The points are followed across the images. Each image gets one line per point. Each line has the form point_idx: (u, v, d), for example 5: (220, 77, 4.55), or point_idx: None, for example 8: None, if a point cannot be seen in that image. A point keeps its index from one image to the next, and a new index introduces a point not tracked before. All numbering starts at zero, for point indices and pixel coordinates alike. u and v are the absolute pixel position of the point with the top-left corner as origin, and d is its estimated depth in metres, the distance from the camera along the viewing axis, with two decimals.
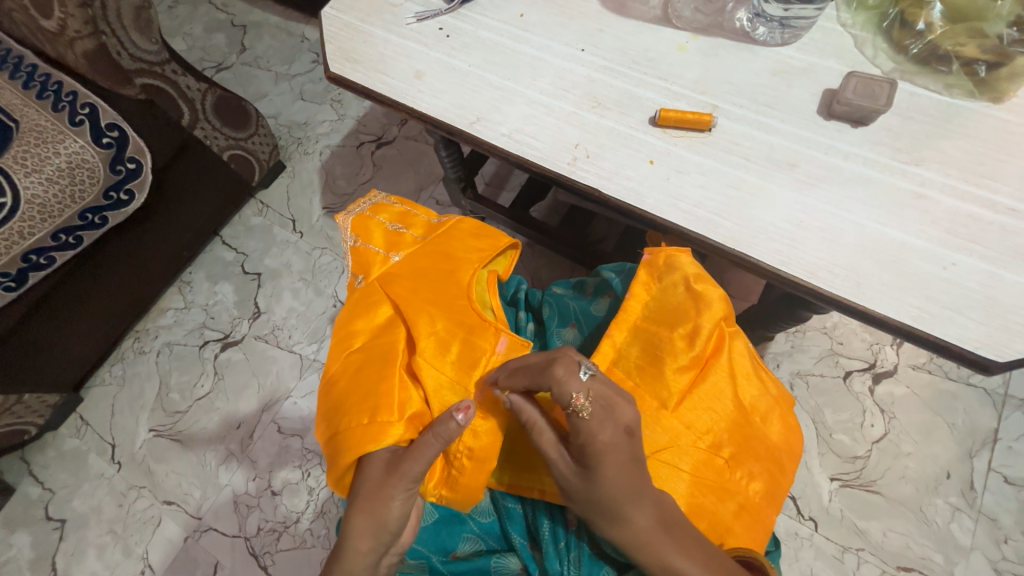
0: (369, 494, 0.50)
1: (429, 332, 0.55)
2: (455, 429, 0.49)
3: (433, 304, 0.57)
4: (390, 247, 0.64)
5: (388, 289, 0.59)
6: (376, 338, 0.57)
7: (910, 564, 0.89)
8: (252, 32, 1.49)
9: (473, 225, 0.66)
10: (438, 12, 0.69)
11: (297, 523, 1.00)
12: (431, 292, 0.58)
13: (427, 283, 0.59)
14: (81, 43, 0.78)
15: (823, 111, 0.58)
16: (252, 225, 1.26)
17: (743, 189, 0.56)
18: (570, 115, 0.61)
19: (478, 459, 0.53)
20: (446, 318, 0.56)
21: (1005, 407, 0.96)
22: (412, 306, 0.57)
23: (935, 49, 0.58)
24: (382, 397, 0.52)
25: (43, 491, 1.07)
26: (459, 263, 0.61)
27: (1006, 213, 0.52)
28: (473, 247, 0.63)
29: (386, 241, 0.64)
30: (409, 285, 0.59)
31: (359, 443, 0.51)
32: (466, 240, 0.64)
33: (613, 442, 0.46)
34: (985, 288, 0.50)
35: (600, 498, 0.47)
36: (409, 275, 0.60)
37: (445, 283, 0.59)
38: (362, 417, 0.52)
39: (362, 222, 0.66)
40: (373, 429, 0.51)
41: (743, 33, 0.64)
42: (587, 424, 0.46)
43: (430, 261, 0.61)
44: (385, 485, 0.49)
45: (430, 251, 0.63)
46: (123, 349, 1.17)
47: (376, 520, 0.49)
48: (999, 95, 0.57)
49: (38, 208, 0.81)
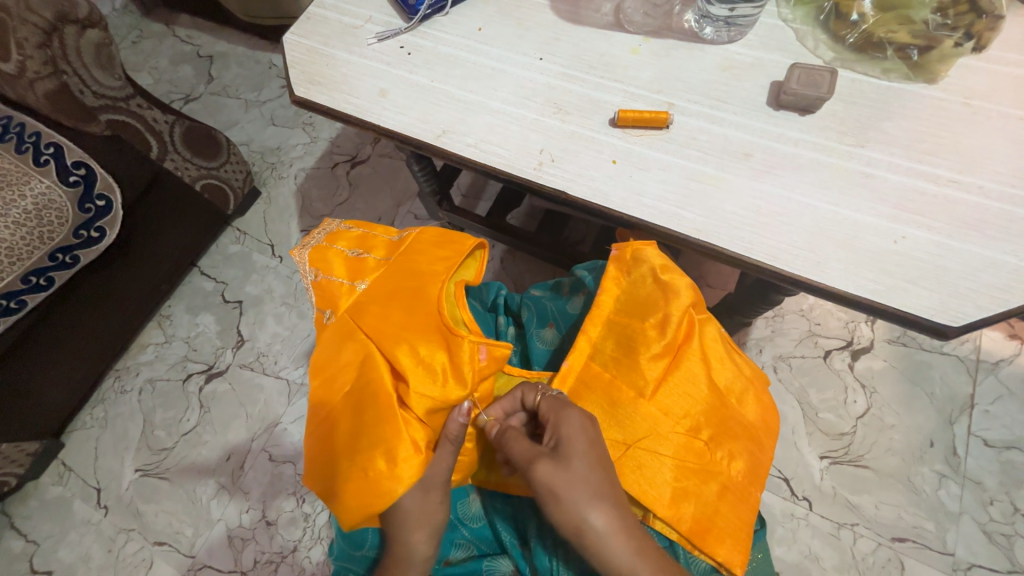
0: (417, 516, 0.53)
1: (415, 357, 0.55)
2: (457, 427, 0.55)
3: (412, 328, 0.57)
4: (354, 275, 0.64)
5: (361, 322, 0.59)
6: (365, 375, 0.56)
7: (903, 534, 0.90)
8: (219, 62, 1.49)
9: (435, 235, 0.67)
10: (398, 31, 0.70)
11: (295, 552, 0.98)
12: (405, 316, 0.58)
13: (398, 306, 0.59)
14: (41, 84, 0.79)
15: (772, 102, 0.61)
16: (230, 253, 1.25)
17: (704, 181, 0.58)
18: (533, 121, 0.63)
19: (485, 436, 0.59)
20: (427, 339, 0.56)
21: (979, 372, 0.99)
22: (391, 336, 0.57)
23: (869, 37, 0.61)
24: (392, 434, 0.52)
25: (27, 543, 1.03)
26: (426, 278, 0.61)
27: (948, 184, 0.55)
28: (437, 258, 0.64)
29: (349, 268, 0.65)
30: (383, 314, 0.59)
31: (384, 482, 0.52)
32: (429, 251, 0.65)
33: (578, 426, 0.51)
34: (936, 258, 0.52)
35: (570, 485, 0.48)
36: (380, 301, 0.60)
37: (416, 302, 0.59)
38: (379, 457, 0.52)
39: (319, 254, 0.66)
40: (396, 466, 0.52)
41: (692, 33, 0.66)
42: (554, 410, 0.52)
43: (397, 282, 0.62)
44: (426, 501, 0.53)
45: (396, 272, 0.63)
46: (105, 389, 1.15)
47: (430, 529, 0.53)
48: (933, 76, 0.60)
49: (5, 252, 0.79)
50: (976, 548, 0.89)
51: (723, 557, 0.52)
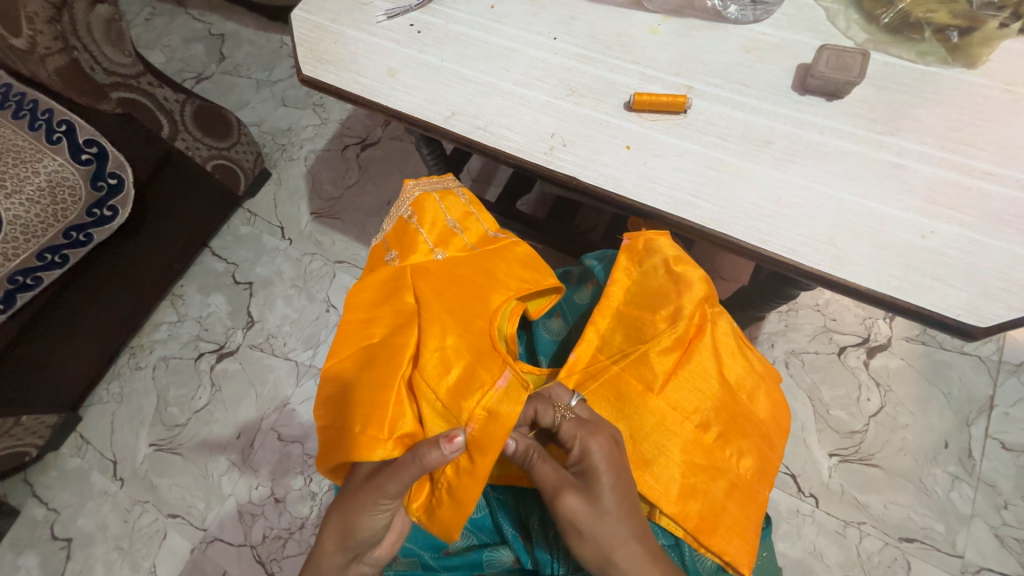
0: (349, 500, 0.50)
1: (438, 347, 0.55)
2: (435, 459, 0.48)
3: (453, 318, 0.57)
4: (439, 243, 0.64)
5: (417, 283, 0.60)
6: (389, 335, 0.57)
7: (911, 534, 0.89)
8: (231, 40, 1.48)
9: (526, 253, 0.64)
10: (409, 8, 0.68)
11: (302, 529, 1.00)
12: (453, 303, 0.58)
13: (454, 293, 0.59)
14: (52, 60, 0.79)
15: (798, 86, 0.58)
16: (241, 235, 1.25)
17: (722, 169, 0.56)
18: (545, 104, 0.61)
19: (457, 498, 0.52)
20: (459, 336, 0.56)
21: (1001, 373, 0.96)
22: (430, 312, 0.57)
23: (906, 17, 0.58)
24: (378, 405, 0.53)
25: (48, 511, 1.07)
26: (494, 285, 0.60)
27: (983, 176, 0.52)
28: (516, 274, 0.61)
29: (438, 234, 0.64)
30: (436, 287, 0.59)
31: (348, 445, 0.52)
32: (513, 265, 0.63)
33: None
34: (965, 254, 0.50)
35: None
36: (439, 277, 0.60)
37: (470, 300, 0.59)
38: (359, 420, 0.53)
39: (424, 202, 0.66)
40: (363, 437, 0.52)
41: (715, 12, 0.63)
42: None
43: (468, 272, 0.61)
44: (359, 497, 0.50)
45: (472, 263, 0.62)
46: (119, 366, 1.17)
47: (346, 527, 0.50)
48: (972, 61, 0.56)
49: (20, 229, 0.81)
50: (987, 551, 0.87)
51: (731, 556, 0.52)
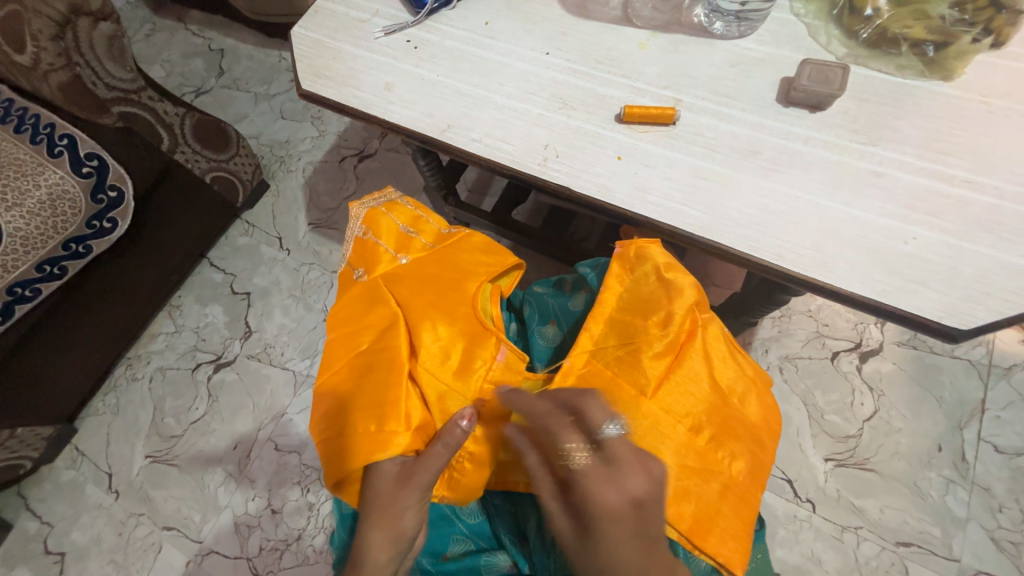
0: (387, 502, 0.51)
1: (434, 336, 0.57)
2: (459, 435, 0.52)
3: (438, 310, 0.59)
4: (399, 248, 0.66)
5: (393, 289, 0.61)
6: (381, 339, 0.58)
7: (908, 538, 0.89)
8: (230, 55, 1.50)
9: (483, 240, 0.67)
10: (405, 25, 0.70)
11: (299, 540, 1.00)
12: (433, 296, 0.60)
13: (432, 288, 0.61)
14: (54, 76, 0.81)
15: (782, 98, 0.60)
16: (239, 245, 1.26)
17: (710, 178, 0.57)
18: (538, 117, 0.63)
19: (480, 459, 0.55)
20: (450, 323, 0.58)
21: (991, 377, 0.97)
22: (414, 309, 0.58)
23: (884, 32, 0.60)
24: (388, 404, 0.53)
25: (42, 525, 1.06)
26: (465, 275, 0.62)
27: (962, 184, 0.54)
28: (480, 261, 0.65)
29: (396, 240, 0.66)
30: (411, 287, 0.61)
31: (364, 449, 0.52)
32: (475, 253, 0.66)
33: None
34: (947, 259, 0.51)
35: None
36: (412, 277, 0.62)
37: (448, 291, 0.60)
38: (368, 424, 0.53)
39: (373, 216, 0.68)
40: (380, 437, 0.52)
41: (701, 28, 0.65)
42: None
43: (437, 268, 0.63)
44: (398, 496, 0.51)
45: (437, 259, 0.64)
46: (116, 377, 1.17)
47: (395, 530, 0.51)
48: (948, 74, 0.59)
49: (20, 241, 0.81)
50: (983, 554, 0.87)
51: (725, 558, 0.52)
